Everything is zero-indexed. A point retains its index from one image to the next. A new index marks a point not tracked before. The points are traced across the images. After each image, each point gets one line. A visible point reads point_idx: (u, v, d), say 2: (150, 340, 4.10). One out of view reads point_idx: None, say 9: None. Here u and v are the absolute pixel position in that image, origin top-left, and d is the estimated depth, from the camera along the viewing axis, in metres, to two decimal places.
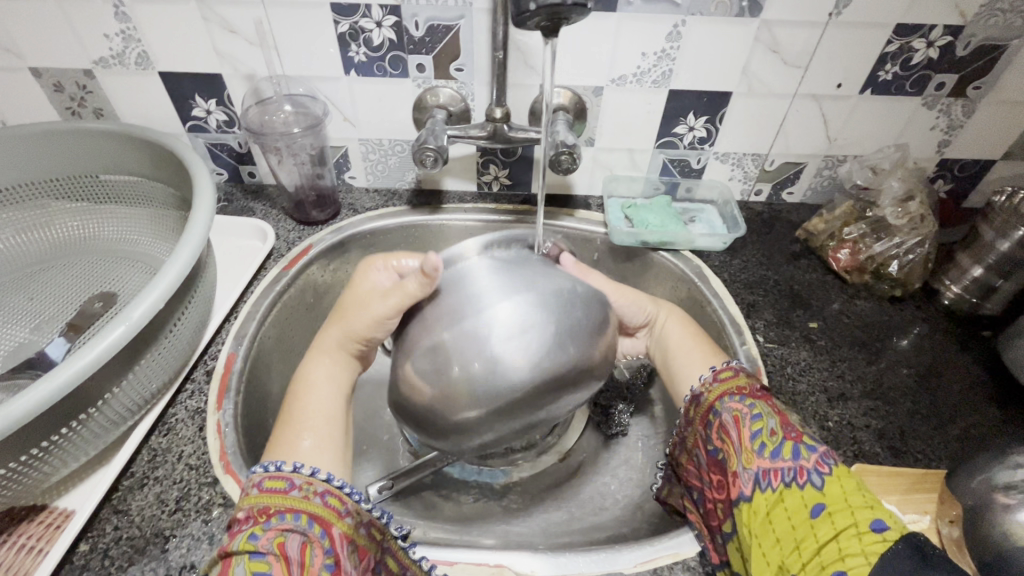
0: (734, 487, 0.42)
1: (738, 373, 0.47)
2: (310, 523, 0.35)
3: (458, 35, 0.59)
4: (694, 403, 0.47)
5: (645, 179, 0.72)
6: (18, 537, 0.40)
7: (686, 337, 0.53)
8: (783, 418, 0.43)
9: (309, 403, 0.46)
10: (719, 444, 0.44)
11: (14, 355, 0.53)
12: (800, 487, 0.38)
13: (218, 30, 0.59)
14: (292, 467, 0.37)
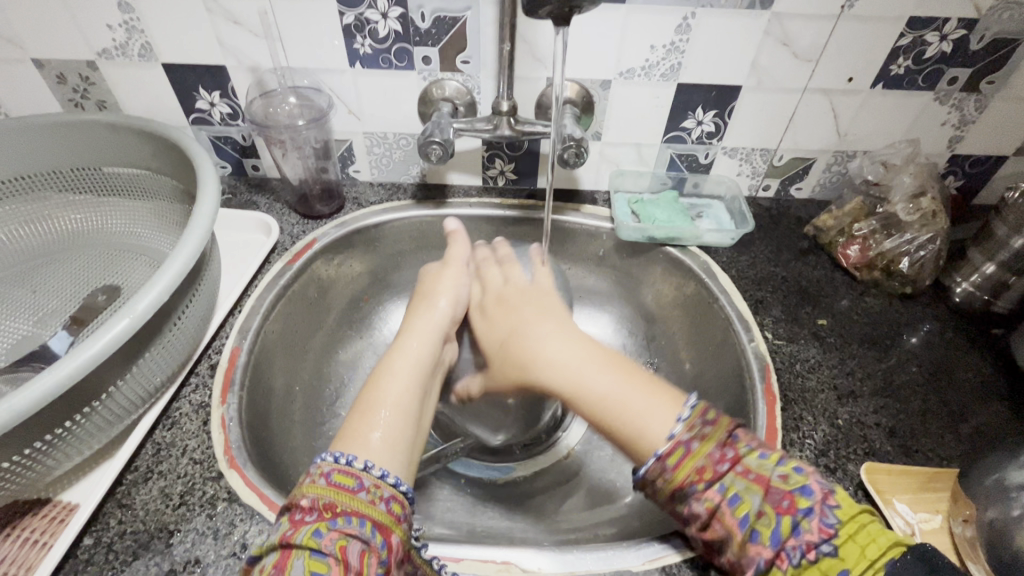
0: (735, 569, 0.37)
1: (689, 448, 0.39)
2: (372, 531, 0.34)
3: (464, 26, 0.58)
4: (651, 487, 0.40)
5: (652, 174, 0.71)
6: (22, 530, 0.40)
7: (618, 386, 0.45)
8: (763, 486, 0.37)
9: (387, 391, 0.43)
10: (700, 532, 0.38)
11: (18, 348, 0.53)
12: (812, 561, 0.34)
13: (223, 21, 0.59)
14: (363, 465, 0.37)
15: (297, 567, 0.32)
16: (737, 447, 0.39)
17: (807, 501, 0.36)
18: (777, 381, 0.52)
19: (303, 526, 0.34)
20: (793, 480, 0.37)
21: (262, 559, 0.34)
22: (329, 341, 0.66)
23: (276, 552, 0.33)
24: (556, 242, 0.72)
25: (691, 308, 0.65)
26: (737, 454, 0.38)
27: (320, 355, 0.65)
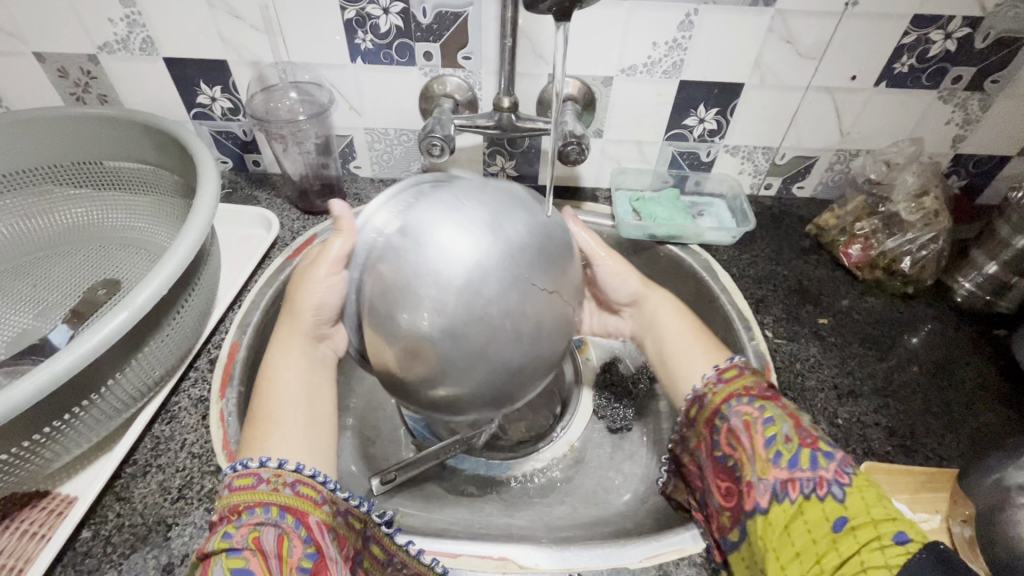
0: (747, 497, 0.40)
1: (744, 372, 0.45)
2: (282, 515, 0.35)
3: (466, 22, 0.58)
4: (697, 404, 0.46)
5: (653, 172, 0.71)
6: (20, 523, 0.40)
7: (687, 332, 0.51)
8: (797, 421, 0.40)
9: (276, 398, 0.42)
10: (729, 450, 0.42)
11: (18, 341, 0.53)
12: (818, 500, 0.36)
13: (225, 16, 0.59)
14: (258, 462, 0.37)
15: (215, 571, 0.32)
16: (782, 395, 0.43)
17: (831, 446, 0.38)
18: (777, 380, 0.52)
19: (214, 535, 0.34)
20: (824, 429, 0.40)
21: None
22: None
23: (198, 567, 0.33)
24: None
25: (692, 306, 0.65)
26: (780, 397, 0.43)
27: None
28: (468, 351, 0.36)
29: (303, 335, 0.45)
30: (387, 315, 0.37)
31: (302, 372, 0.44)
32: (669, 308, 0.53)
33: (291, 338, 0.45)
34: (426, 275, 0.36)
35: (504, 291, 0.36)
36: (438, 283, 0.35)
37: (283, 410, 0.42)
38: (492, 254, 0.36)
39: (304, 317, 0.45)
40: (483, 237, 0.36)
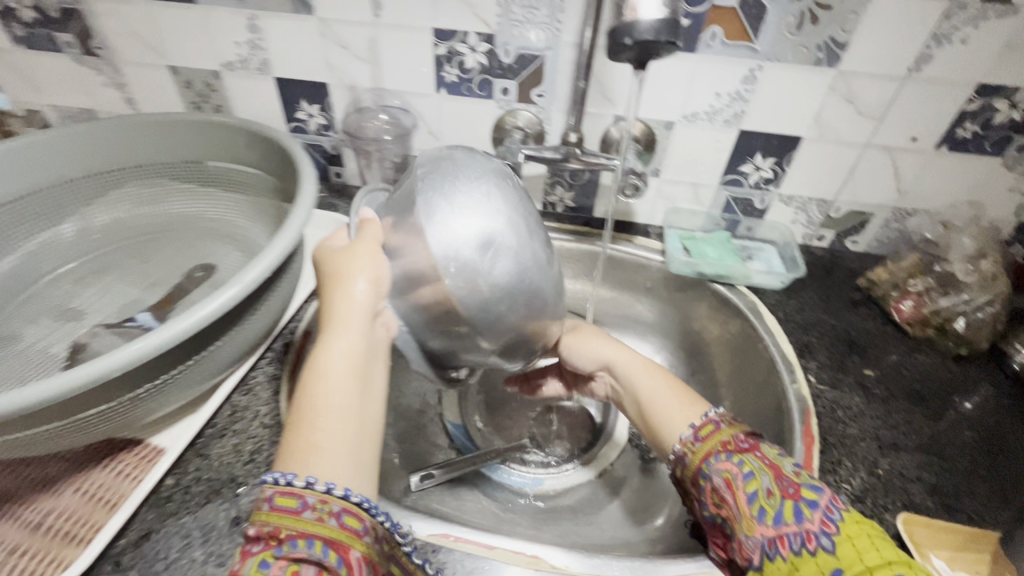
0: (740, 555, 0.39)
1: (718, 427, 0.44)
2: (324, 550, 0.33)
3: (543, 64, 0.64)
4: (680, 463, 0.44)
5: (706, 214, 0.74)
6: (117, 463, 0.45)
7: (662, 388, 0.49)
8: (777, 471, 0.40)
9: (329, 398, 0.37)
10: (716, 507, 0.41)
11: (128, 308, 0.59)
12: (811, 554, 0.35)
13: (333, 46, 0.67)
14: (305, 483, 0.34)
15: None
16: (760, 442, 0.43)
17: (814, 492, 0.38)
18: (817, 424, 0.53)
19: (252, 557, 0.32)
20: (807, 476, 0.39)
21: None
22: None
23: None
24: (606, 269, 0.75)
25: (735, 344, 0.66)
26: (759, 444, 0.42)
27: None
28: (531, 244, 0.42)
29: (356, 311, 0.40)
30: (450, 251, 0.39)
31: (356, 369, 0.39)
32: (635, 361, 0.52)
33: (346, 312, 0.40)
34: (482, 228, 0.40)
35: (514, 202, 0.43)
36: (475, 202, 0.40)
37: (334, 415, 0.37)
38: (486, 167, 0.43)
39: (357, 291, 0.40)
40: (464, 163, 0.43)
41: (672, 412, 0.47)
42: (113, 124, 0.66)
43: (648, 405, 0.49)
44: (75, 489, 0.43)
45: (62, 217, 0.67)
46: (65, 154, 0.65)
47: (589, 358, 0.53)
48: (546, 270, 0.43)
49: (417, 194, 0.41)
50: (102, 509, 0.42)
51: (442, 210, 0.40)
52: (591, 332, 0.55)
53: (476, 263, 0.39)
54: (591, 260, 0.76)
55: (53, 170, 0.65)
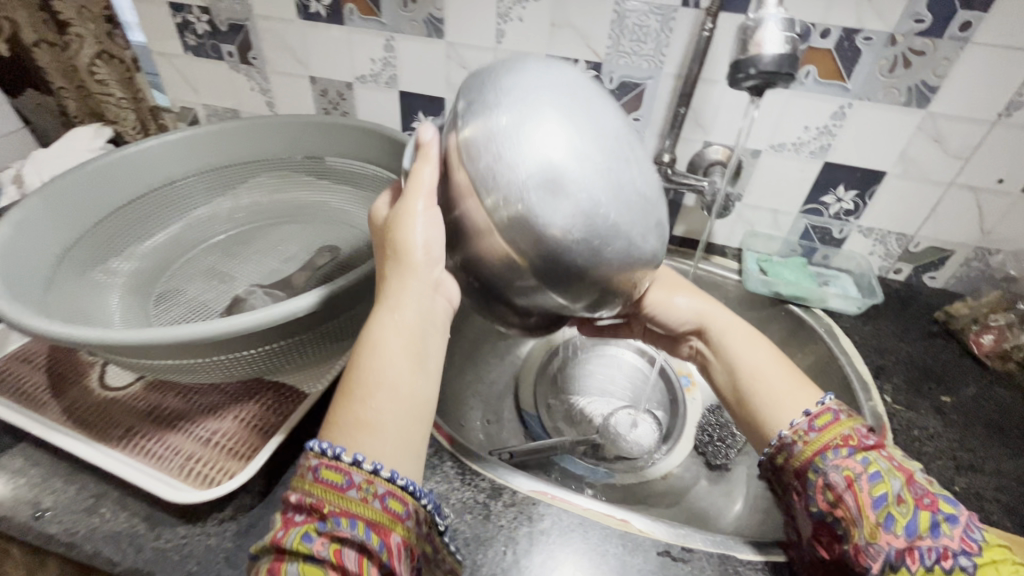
0: (855, 557, 0.40)
1: (837, 419, 0.45)
2: (366, 531, 0.35)
3: (643, 91, 0.71)
4: (786, 452, 0.46)
5: (783, 239, 0.78)
6: (266, 400, 0.53)
7: (763, 356, 0.52)
8: (907, 477, 0.41)
9: (383, 372, 0.38)
10: (829, 504, 0.43)
11: (268, 277, 0.69)
12: (947, 571, 0.37)
13: (456, 66, 0.76)
14: (351, 460, 0.36)
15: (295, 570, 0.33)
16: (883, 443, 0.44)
17: (951, 507, 0.39)
18: (892, 440, 0.55)
19: (297, 524, 0.35)
20: (938, 487, 0.41)
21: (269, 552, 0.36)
22: (475, 329, 0.79)
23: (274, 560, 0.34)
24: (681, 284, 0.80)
25: (808, 363, 0.70)
26: (882, 444, 0.44)
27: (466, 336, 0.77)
28: (605, 171, 0.35)
29: (415, 280, 0.40)
30: (503, 192, 0.35)
31: (410, 340, 0.40)
32: (736, 326, 0.55)
33: (400, 287, 0.40)
34: (541, 155, 0.34)
35: (587, 119, 0.36)
36: (523, 123, 0.35)
37: (383, 394, 0.38)
38: (551, 79, 0.38)
39: (416, 258, 0.40)
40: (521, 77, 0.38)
41: (778, 382, 0.50)
42: (262, 122, 0.75)
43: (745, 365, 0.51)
44: (234, 417, 0.51)
45: (214, 195, 0.78)
46: (222, 144, 0.75)
47: (678, 308, 0.56)
48: (632, 195, 0.36)
49: (461, 125, 0.37)
50: (257, 436, 0.50)
51: (490, 142, 0.35)
52: (678, 284, 0.58)
53: (535, 200, 0.35)
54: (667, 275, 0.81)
55: (210, 157, 0.76)
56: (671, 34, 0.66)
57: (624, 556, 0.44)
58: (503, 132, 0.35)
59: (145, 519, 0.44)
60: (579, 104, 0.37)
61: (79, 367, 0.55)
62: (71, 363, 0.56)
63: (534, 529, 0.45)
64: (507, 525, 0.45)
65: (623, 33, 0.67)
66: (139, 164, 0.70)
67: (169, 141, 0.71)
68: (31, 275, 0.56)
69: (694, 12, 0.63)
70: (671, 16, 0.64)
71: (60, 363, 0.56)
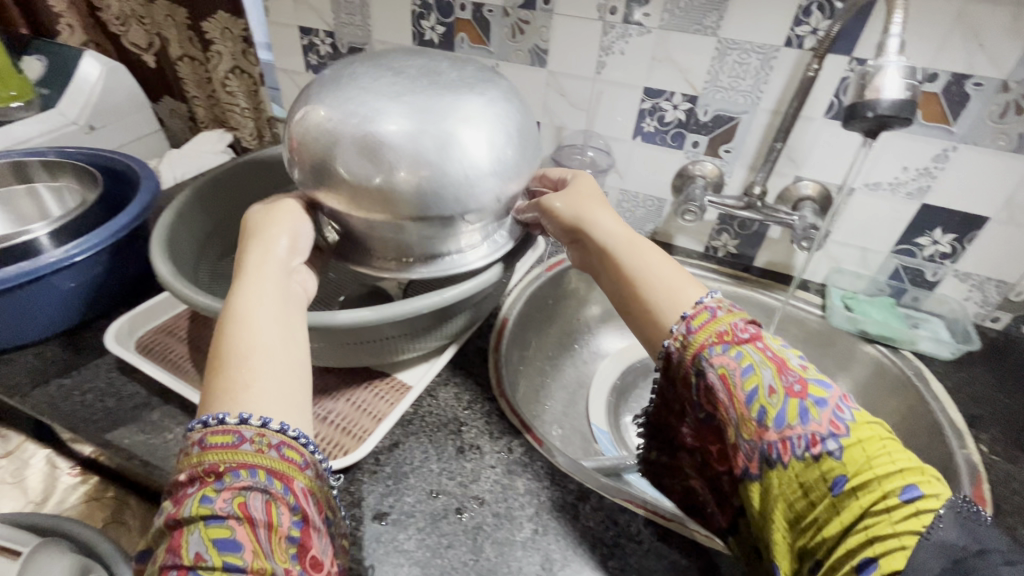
0: (742, 461, 0.42)
1: (714, 316, 0.45)
2: (268, 479, 0.35)
3: (737, 125, 0.73)
4: (673, 358, 0.46)
5: (871, 278, 0.77)
6: (375, 387, 0.59)
7: (660, 264, 0.50)
8: (778, 367, 0.41)
9: (255, 339, 0.40)
10: (713, 406, 0.44)
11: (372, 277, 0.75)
12: (815, 460, 0.38)
13: (554, 94, 0.81)
14: (238, 419, 0.36)
15: (195, 541, 0.32)
16: (758, 334, 0.45)
17: (821, 391, 0.40)
18: (990, 491, 0.54)
19: (192, 499, 0.34)
20: (812, 372, 0.41)
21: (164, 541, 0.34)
22: (555, 342, 0.82)
23: (169, 534, 0.33)
24: (768, 318, 0.80)
25: (894, 406, 0.69)
26: (756, 337, 0.44)
27: (545, 347, 0.81)
28: (425, 129, 0.44)
29: (273, 264, 0.46)
30: (347, 161, 0.44)
31: (277, 312, 0.43)
32: (630, 234, 0.52)
33: (257, 263, 0.45)
34: (364, 133, 0.43)
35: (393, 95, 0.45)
36: (338, 111, 0.44)
37: (258, 355, 0.40)
38: (350, 80, 0.47)
39: (275, 249, 0.47)
40: (326, 91, 0.46)
41: (662, 284, 0.48)
42: None
43: (640, 273, 0.49)
44: (348, 401, 0.57)
45: None
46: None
47: (590, 216, 0.53)
48: (462, 137, 0.45)
49: (300, 129, 0.46)
50: (370, 419, 0.55)
51: (316, 133, 0.45)
52: (596, 198, 0.55)
53: (380, 173, 0.44)
54: (755, 308, 0.81)
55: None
56: (771, 71, 0.68)
57: (710, 571, 0.45)
58: (325, 122, 0.44)
59: None
60: (383, 86, 0.46)
61: (214, 343, 0.63)
62: (207, 339, 0.63)
63: (621, 535, 0.47)
64: (595, 527, 0.48)
65: (722, 69, 0.70)
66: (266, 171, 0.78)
67: None
68: (184, 257, 0.64)
69: (797, 52, 0.65)
70: (772, 55, 0.67)
71: (198, 338, 0.63)
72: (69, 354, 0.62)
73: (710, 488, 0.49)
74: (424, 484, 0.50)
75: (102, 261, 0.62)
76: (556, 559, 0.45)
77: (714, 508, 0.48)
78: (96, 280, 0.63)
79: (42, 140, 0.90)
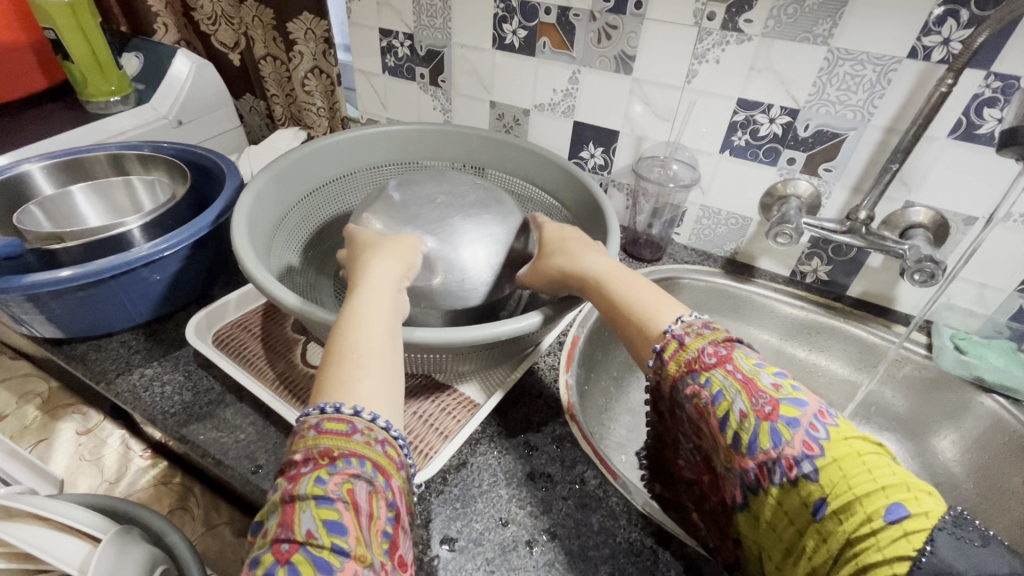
0: (734, 492, 0.40)
1: (682, 344, 0.43)
2: (373, 472, 0.34)
3: (842, 142, 0.67)
4: (659, 383, 0.45)
5: (987, 317, 0.69)
6: (441, 401, 0.57)
7: (637, 292, 0.49)
8: (748, 390, 0.38)
9: (367, 342, 0.41)
10: (700, 432, 0.42)
11: None
12: (793, 485, 0.35)
13: (637, 101, 0.78)
14: (352, 411, 0.36)
15: (305, 520, 0.31)
16: (732, 352, 0.41)
17: (793, 411, 0.36)
18: None
19: (302, 478, 0.33)
20: (785, 391, 0.38)
21: (268, 519, 0.33)
22: (624, 362, 0.78)
23: (281, 510, 0.32)
24: (866, 356, 0.74)
25: (1014, 467, 0.61)
26: (729, 358, 0.41)
27: (614, 367, 0.77)
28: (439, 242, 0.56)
29: (384, 278, 0.48)
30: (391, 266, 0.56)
31: (388, 323, 0.44)
32: (614, 267, 0.52)
33: (372, 275, 0.47)
34: None
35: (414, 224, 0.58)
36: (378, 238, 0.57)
37: (370, 356, 0.40)
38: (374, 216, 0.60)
39: (387, 266, 0.49)
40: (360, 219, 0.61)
41: (644, 309, 0.47)
42: (450, 129, 0.76)
43: (622, 305, 0.48)
44: (415, 414, 0.55)
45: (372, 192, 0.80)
46: (406, 148, 0.77)
47: (562, 251, 0.55)
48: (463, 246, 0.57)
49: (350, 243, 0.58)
50: (437, 437, 0.53)
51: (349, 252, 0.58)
52: (586, 241, 0.55)
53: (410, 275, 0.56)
54: (850, 344, 0.75)
55: (395, 153, 0.78)
56: (889, 85, 0.62)
57: None
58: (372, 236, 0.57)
59: None
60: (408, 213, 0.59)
61: (286, 341, 0.63)
62: (279, 337, 0.63)
63: None
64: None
65: (830, 82, 0.64)
66: (340, 152, 0.73)
67: (363, 136, 0.74)
68: (260, 240, 0.61)
69: (922, 64, 0.59)
70: (892, 67, 0.61)
71: (270, 335, 0.64)
72: (151, 344, 0.63)
73: (711, 520, 0.46)
74: (494, 510, 0.48)
75: (186, 256, 0.64)
76: None
77: (715, 540, 0.45)
78: (179, 274, 0.64)
79: (135, 133, 0.94)
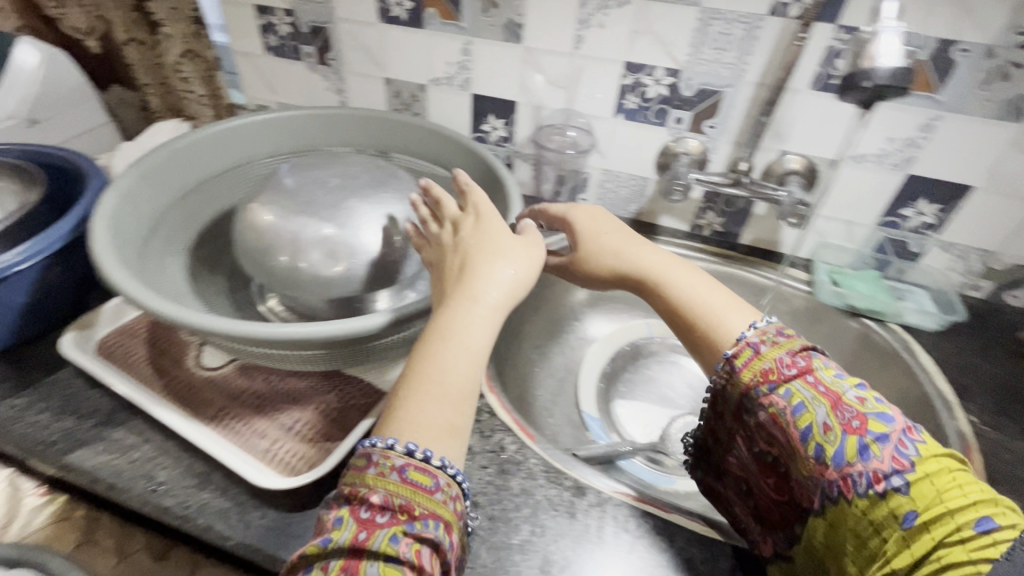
0: (807, 498, 0.42)
1: (757, 352, 0.46)
2: (441, 532, 0.37)
3: (721, 99, 0.71)
4: (727, 389, 0.48)
5: (856, 252, 0.76)
6: (346, 395, 0.55)
7: (702, 287, 0.52)
8: (832, 403, 0.42)
9: (455, 374, 0.42)
10: (772, 442, 0.45)
11: None
12: (882, 497, 0.38)
13: (531, 70, 0.78)
14: (438, 463, 0.38)
15: (370, 572, 0.34)
16: (809, 362, 0.45)
17: (882, 426, 0.40)
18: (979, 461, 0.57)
19: (376, 527, 0.36)
20: (870, 405, 0.41)
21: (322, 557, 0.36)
22: (543, 329, 0.80)
23: (345, 553, 0.35)
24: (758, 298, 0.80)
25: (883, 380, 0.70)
26: (807, 370, 0.44)
27: (532, 336, 0.79)
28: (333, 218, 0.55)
29: (489, 293, 0.45)
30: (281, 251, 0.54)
31: (479, 354, 0.43)
32: (666, 261, 0.54)
33: (481, 289, 0.45)
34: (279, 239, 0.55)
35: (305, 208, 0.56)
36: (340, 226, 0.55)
37: (448, 389, 0.41)
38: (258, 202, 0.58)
39: (500, 273, 0.46)
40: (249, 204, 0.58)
41: (719, 304, 0.50)
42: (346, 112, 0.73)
43: (686, 298, 0.51)
44: (320, 410, 0.54)
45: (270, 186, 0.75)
46: (300, 135, 0.73)
47: (603, 237, 0.56)
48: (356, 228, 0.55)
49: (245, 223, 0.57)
50: (338, 430, 0.52)
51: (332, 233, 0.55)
52: (631, 232, 0.57)
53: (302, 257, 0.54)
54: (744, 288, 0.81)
55: (290, 142, 0.73)
56: (756, 42, 0.66)
57: (711, 562, 0.46)
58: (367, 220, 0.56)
59: (253, 497, 0.47)
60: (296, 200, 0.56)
61: (180, 347, 0.59)
62: (171, 340, 0.59)
63: (619, 530, 0.47)
64: (594, 524, 0.47)
65: (705, 42, 0.67)
66: (222, 141, 0.68)
67: (252, 123, 0.70)
68: (128, 241, 0.56)
69: (782, 21, 0.63)
70: (757, 25, 0.64)
71: (162, 340, 0.59)
72: (20, 371, 0.57)
73: (753, 515, 0.49)
74: None
75: (50, 269, 0.57)
76: (555, 562, 0.44)
77: (759, 536, 0.47)
78: (43, 291, 0.58)
79: None
